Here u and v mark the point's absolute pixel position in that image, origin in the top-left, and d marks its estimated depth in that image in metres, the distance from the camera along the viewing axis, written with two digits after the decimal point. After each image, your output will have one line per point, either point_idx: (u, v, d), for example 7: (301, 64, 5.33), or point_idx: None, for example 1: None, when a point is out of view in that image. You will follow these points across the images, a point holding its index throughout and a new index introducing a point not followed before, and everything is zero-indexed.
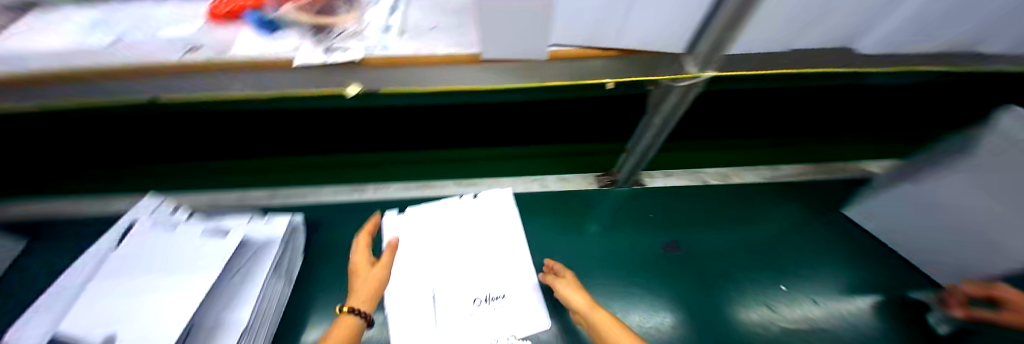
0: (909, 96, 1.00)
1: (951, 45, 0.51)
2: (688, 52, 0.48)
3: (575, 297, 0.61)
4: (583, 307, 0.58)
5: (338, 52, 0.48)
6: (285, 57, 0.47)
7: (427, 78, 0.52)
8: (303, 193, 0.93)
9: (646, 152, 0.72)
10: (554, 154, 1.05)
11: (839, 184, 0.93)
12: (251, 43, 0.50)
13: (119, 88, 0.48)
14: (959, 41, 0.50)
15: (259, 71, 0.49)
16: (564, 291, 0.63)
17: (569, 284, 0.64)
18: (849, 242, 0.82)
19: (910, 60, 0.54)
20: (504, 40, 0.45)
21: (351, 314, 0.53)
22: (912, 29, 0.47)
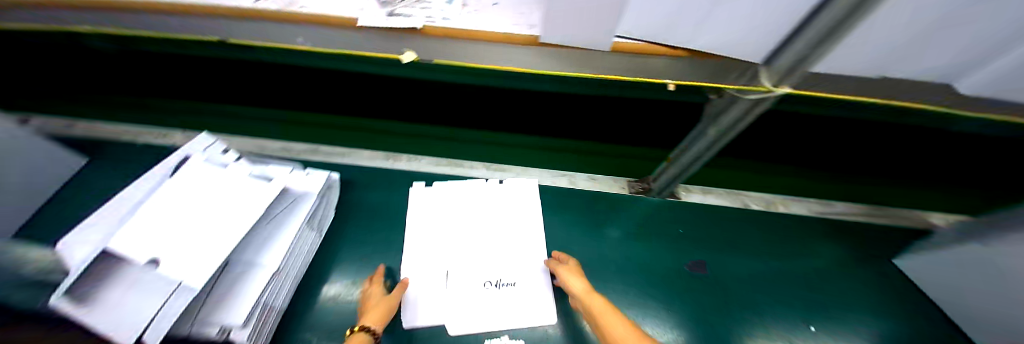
0: (998, 148, 0.89)
1: None
2: (766, 63, 0.45)
3: (574, 282, 0.60)
4: (581, 292, 0.57)
5: (400, 18, 0.48)
6: (349, 15, 0.48)
7: (482, 56, 0.52)
8: (340, 152, 0.97)
9: (690, 165, 0.68)
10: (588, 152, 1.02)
11: (895, 232, 0.86)
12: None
13: (204, 25, 0.52)
14: None
15: (324, 27, 0.51)
16: (565, 276, 0.62)
17: (571, 271, 0.63)
18: (896, 295, 0.76)
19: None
20: (569, 26, 0.43)
21: (362, 332, 0.54)
22: None
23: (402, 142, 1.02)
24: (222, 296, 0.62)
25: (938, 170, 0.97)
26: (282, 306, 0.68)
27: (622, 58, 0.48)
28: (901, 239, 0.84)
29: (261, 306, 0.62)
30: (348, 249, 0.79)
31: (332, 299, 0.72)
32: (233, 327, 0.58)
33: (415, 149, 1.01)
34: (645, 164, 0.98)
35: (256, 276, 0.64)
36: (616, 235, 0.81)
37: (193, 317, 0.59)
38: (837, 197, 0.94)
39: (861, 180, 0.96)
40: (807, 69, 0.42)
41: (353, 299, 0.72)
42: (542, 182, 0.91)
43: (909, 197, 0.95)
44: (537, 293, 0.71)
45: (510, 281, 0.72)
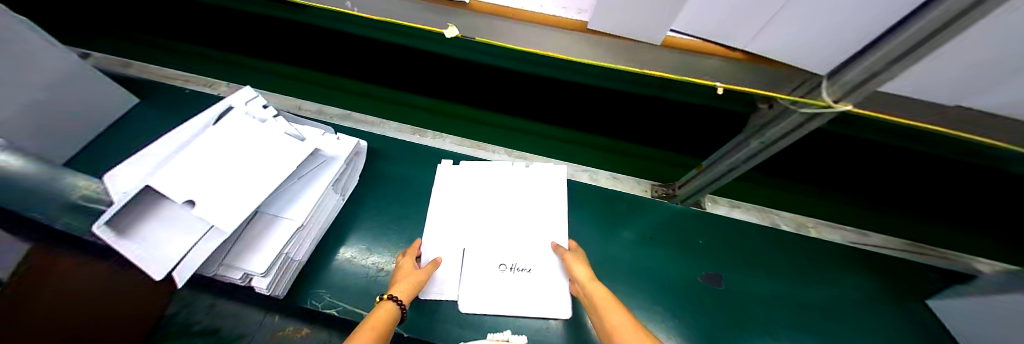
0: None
1: None
2: (829, 77, 0.42)
3: (577, 270, 0.60)
4: (583, 279, 0.58)
5: None
6: None
7: (527, 38, 0.50)
8: (371, 121, 0.99)
9: (722, 176, 0.65)
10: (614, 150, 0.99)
11: (934, 274, 0.80)
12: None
13: None
14: None
15: None
16: (571, 264, 0.62)
17: (577, 259, 0.63)
18: (923, 336, 0.72)
19: None
20: (622, 16, 0.41)
21: (389, 300, 0.54)
22: None
23: (429, 118, 1.03)
24: (249, 244, 0.65)
25: (989, 213, 0.90)
26: (301, 261, 0.71)
27: (672, 55, 0.46)
28: (942, 280, 0.79)
29: (283, 258, 0.65)
30: (368, 215, 0.81)
31: (348, 262, 0.74)
32: (256, 275, 0.62)
33: (441, 127, 1.01)
34: (672, 169, 0.96)
35: (282, 229, 0.67)
36: (633, 237, 0.80)
37: (222, 259, 0.64)
38: (876, 228, 0.88)
39: (903, 214, 0.91)
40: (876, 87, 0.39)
41: (367, 265, 0.74)
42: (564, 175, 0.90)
43: (953, 239, 0.88)
44: (552, 280, 0.69)
45: (525, 267, 0.71)
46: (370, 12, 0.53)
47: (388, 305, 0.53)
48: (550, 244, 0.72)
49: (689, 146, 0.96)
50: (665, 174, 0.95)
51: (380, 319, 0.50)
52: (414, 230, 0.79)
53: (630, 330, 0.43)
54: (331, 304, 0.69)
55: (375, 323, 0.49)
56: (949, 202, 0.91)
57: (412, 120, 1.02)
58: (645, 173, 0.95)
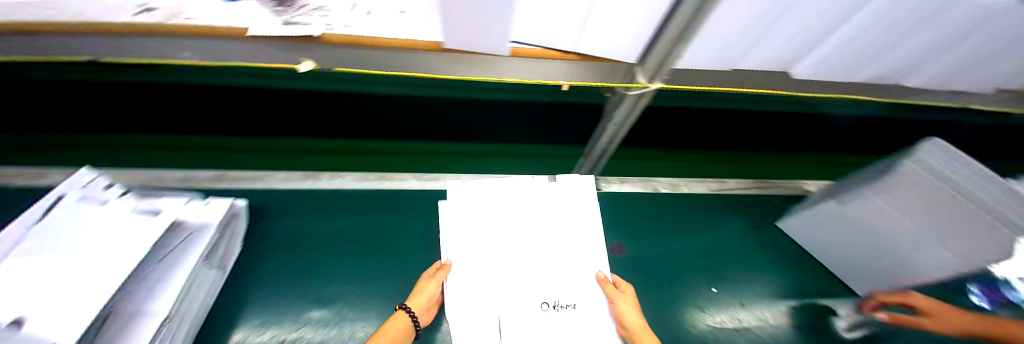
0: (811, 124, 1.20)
1: (897, 85, 0.54)
2: (639, 64, 0.52)
3: (628, 317, 0.63)
4: (636, 328, 0.61)
5: (297, 26, 0.46)
6: (240, 25, 0.45)
7: (390, 63, 0.51)
8: (254, 175, 0.87)
9: (601, 158, 0.75)
10: (519, 154, 1.13)
11: (776, 200, 1.02)
12: (208, 8, 0.46)
13: (53, 47, 0.44)
14: (899, 83, 0.54)
15: (213, 41, 0.46)
16: (621, 308, 0.64)
17: (627, 301, 0.65)
18: (778, 250, 0.91)
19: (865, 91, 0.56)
20: (465, 32, 0.45)
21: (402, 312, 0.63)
22: (860, 64, 0.48)
23: (344, 160, 1.06)
24: None
25: (795, 145, 1.21)
26: None
27: (522, 61, 0.52)
28: (783, 204, 1.01)
29: None
30: (264, 281, 0.72)
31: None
32: None
33: (354, 166, 1.05)
34: (565, 159, 1.15)
35: (146, 327, 0.54)
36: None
37: None
38: (731, 175, 1.10)
39: (747, 159, 1.15)
40: (673, 65, 0.49)
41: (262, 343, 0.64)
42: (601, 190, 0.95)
43: (781, 169, 1.15)
44: (596, 319, 0.66)
45: (570, 303, 0.67)
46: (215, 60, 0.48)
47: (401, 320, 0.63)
48: (596, 273, 0.69)
49: (576, 137, 1.18)
50: (560, 165, 1.13)
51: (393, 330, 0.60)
52: (322, 286, 0.72)
53: None
54: None
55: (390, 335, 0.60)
56: (771, 143, 1.20)
57: (324, 163, 1.04)
58: (548, 168, 1.12)
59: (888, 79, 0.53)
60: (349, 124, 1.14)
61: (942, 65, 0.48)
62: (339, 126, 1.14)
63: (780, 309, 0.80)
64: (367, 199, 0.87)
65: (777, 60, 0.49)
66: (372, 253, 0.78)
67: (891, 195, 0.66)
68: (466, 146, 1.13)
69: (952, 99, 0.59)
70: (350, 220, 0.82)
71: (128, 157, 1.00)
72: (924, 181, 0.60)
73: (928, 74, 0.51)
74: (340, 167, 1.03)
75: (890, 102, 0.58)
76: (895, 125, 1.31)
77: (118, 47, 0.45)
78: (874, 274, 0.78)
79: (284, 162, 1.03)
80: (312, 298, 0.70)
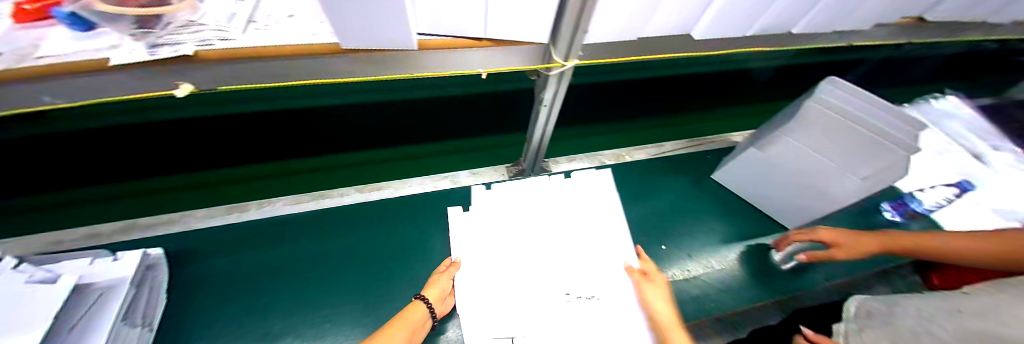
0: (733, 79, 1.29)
1: (797, 30, 0.58)
2: (551, 44, 0.51)
3: (658, 310, 0.55)
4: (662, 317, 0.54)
5: (167, 48, 0.39)
6: (98, 56, 0.38)
7: (288, 73, 0.46)
8: (171, 217, 0.78)
9: (541, 140, 0.75)
10: (467, 150, 1.11)
11: (712, 154, 1.08)
12: (55, 43, 0.39)
13: None
14: (799, 29, 0.58)
15: (68, 84, 0.38)
16: (650, 300, 0.57)
17: (657, 291, 0.59)
18: (718, 201, 0.98)
19: (772, 42, 0.59)
20: (354, 32, 0.41)
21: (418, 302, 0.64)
22: (756, 17, 0.51)
23: (286, 181, 1.01)
24: None
25: (722, 99, 1.29)
26: None
27: (434, 53, 0.48)
28: (713, 157, 1.07)
29: None
30: (207, 328, 0.67)
31: None
32: None
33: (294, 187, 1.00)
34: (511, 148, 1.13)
35: None
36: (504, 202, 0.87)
37: None
38: (669, 139, 1.15)
39: (681, 121, 1.21)
40: (582, 42, 0.49)
41: None
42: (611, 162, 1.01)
43: (712, 125, 1.23)
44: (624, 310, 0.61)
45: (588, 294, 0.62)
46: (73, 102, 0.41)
47: (419, 311, 0.62)
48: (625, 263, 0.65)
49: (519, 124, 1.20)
50: (505, 155, 1.12)
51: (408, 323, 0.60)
52: (270, 321, 0.68)
53: None
54: None
55: (405, 321, 0.60)
56: (700, 102, 1.27)
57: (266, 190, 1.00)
58: (498, 158, 1.11)
59: (789, 26, 0.56)
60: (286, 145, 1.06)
61: (829, 9, 0.52)
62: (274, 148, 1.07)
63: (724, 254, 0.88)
64: (306, 222, 0.81)
65: (677, 24, 0.51)
66: (317, 279, 0.74)
67: (802, 137, 0.72)
68: (412, 148, 1.09)
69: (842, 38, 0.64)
70: (289, 249, 0.77)
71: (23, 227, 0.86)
72: (827, 117, 0.66)
73: (821, 17, 0.54)
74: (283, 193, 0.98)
75: (794, 47, 0.62)
76: (803, 70, 1.45)
77: None
78: (801, 210, 0.86)
79: (216, 199, 0.95)
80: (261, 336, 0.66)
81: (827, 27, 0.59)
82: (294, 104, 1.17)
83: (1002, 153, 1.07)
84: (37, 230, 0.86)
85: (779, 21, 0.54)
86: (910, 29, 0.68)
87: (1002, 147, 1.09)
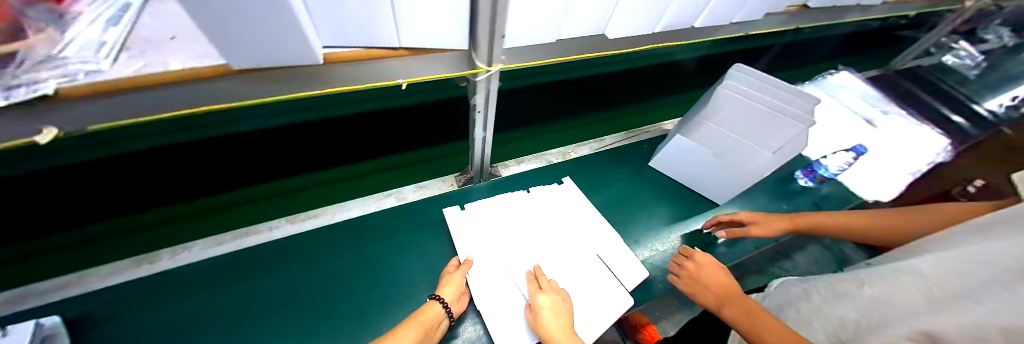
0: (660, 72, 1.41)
1: (695, 25, 0.64)
2: (473, 49, 0.51)
3: (549, 330, 0.61)
4: (556, 340, 0.59)
5: (22, 88, 0.34)
6: None
7: (176, 97, 0.41)
8: (76, 277, 0.68)
9: (482, 147, 0.75)
10: (417, 162, 1.13)
11: (648, 143, 1.16)
12: None
13: None
14: (697, 24, 0.63)
15: None
16: (541, 323, 0.62)
17: (547, 313, 0.64)
18: (658, 186, 1.04)
19: (677, 36, 0.65)
20: (252, 49, 0.39)
21: (435, 300, 0.66)
22: (655, 15, 0.56)
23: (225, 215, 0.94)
24: None
25: (653, 91, 1.41)
26: None
27: (347, 67, 0.47)
28: (650, 145, 1.15)
29: None
30: None
31: None
32: None
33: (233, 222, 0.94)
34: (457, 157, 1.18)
35: None
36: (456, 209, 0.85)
37: None
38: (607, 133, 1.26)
39: (616, 115, 1.32)
40: (502, 46, 0.50)
41: None
42: (584, 153, 1.09)
43: (648, 116, 1.34)
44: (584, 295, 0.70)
45: None
46: None
47: (433, 311, 0.63)
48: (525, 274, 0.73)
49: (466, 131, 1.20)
50: (455, 164, 1.16)
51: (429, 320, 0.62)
52: None
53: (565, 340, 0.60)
54: None
55: (422, 319, 0.61)
56: (634, 94, 1.37)
57: (184, 235, 0.89)
58: (444, 170, 1.14)
59: (686, 22, 0.61)
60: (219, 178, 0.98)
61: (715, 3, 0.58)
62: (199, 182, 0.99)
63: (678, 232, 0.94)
64: (243, 259, 0.75)
65: (589, 26, 0.54)
66: (264, 320, 0.67)
67: (724, 118, 0.80)
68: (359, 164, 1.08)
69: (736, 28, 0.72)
70: (227, 294, 0.70)
71: None
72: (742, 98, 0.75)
73: (710, 11, 0.60)
74: (220, 230, 0.90)
75: (696, 40, 0.68)
76: (721, 58, 1.62)
77: None
78: (728, 188, 0.93)
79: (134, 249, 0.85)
80: None
81: (725, 19, 0.65)
82: (217, 130, 1.06)
83: (888, 116, 1.25)
84: None
85: (681, 16, 0.59)
86: (795, 16, 0.77)
87: (888, 111, 1.28)
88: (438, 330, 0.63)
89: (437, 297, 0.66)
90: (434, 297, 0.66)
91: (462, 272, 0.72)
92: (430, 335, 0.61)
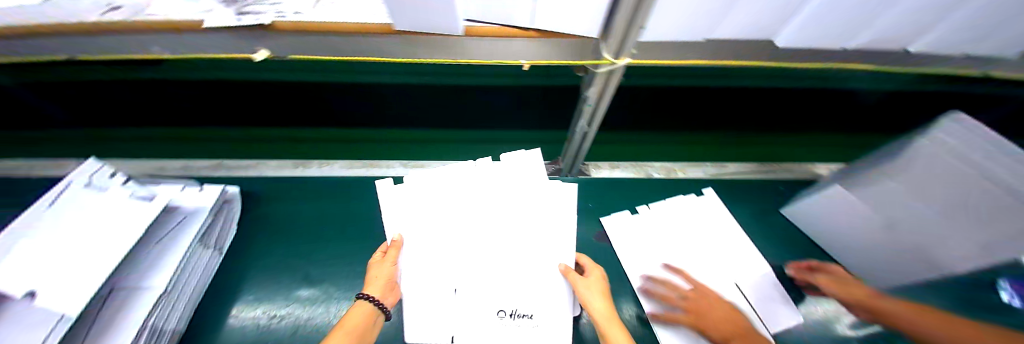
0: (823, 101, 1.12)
1: (886, 48, 0.48)
2: (603, 38, 0.47)
3: (593, 306, 0.59)
4: (598, 316, 0.58)
5: (249, 16, 0.45)
6: (194, 18, 0.45)
7: (351, 46, 0.50)
8: (242, 165, 0.89)
9: (583, 142, 0.72)
10: (518, 141, 1.17)
11: (783, 184, 0.95)
12: (167, 3, 0.47)
13: (51, 45, 0.48)
14: (890, 48, 0.47)
15: (170, 34, 0.47)
16: (587, 297, 0.60)
17: (593, 288, 0.62)
18: (784, 234, 0.87)
19: (855, 59, 0.50)
20: (405, 12, 0.43)
21: (363, 300, 0.58)
22: (834, 29, 0.43)
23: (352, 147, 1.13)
24: (109, 324, 0.57)
25: (804, 122, 1.14)
26: (178, 330, 0.62)
27: (480, 41, 0.50)
28: (787, 188, 0.94)
29: (149, 330, 0.56)
30: (254, 265, 0.73)
31: (232, 320, 0.66)
32: None
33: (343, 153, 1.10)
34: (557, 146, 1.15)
35: (146, 299, 0.59)
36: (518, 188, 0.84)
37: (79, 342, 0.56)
38: (728, 160, 1.04)
39: (746, 141, 1.09)
40: (636, 40, 0.45)
41: (250, 319, 0.66)
42: (697, 175, 0.95)
43: (791, 152, 1.07)
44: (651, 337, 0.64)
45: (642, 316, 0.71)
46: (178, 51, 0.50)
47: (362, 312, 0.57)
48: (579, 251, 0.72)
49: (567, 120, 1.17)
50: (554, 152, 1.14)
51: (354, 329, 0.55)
52: (306, 265, 0.72)
53: (611, 323, 0.57)
54: None
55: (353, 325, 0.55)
56: (774, 123, 1.13)
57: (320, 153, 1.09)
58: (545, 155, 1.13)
59: (872, 43, 0.46)
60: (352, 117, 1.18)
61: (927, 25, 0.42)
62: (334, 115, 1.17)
63: (809, 308, 0.74)
64: (357, 184, 0.87)
65: (740, 30, 0.44)
66: (341, 238, 0.76)
67: (913, 182, 0.59)
68: (463, 132, 1.17)
69: (962, 62, 0.51)
70: (322, 205, 0.81)
71: (151, 150, 1.09)
72: (953, 166, 0.53)
73: (917, 34, 0.44)
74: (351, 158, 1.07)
75: (881, 69, 0.51)
76: (923, 99, 1.19)
77: (81, 44, 0.48)
78: (898, 274, 0.69)
79: (274, 152, 1.09)
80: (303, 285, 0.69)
81: (954, 50, 0.48)
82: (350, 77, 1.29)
83: None
84: (157, 154, 1.09)
85: (874, 36, 0.45)
86: None
87: None
88: (372, 330, 0.57)
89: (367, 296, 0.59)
90: (360, 297, 0.59)
91: (390, 261, 0.64)
92: (366, 336, 0.56)
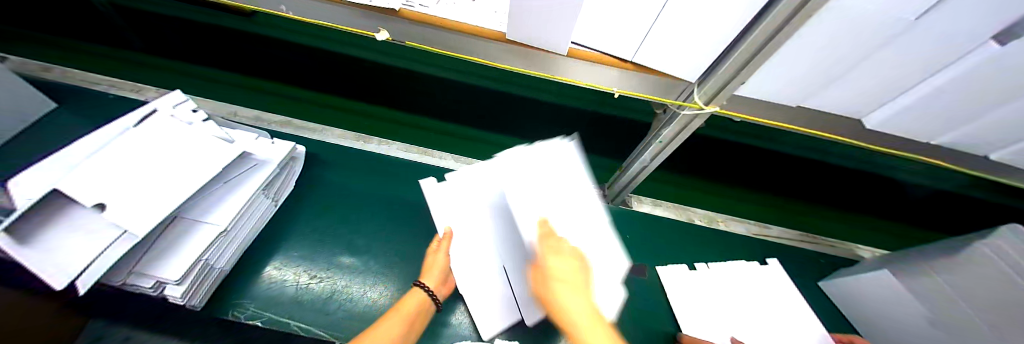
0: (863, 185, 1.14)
1: (966, 148, 0.49)
2: (698, 83, 0.51)
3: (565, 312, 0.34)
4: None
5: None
6: None
7: (460, 43, 0.54)
8: (313, 127, 0.97)
9: (639, 173, 0.75)
10: None
11: (820, 258, 0.94)
12: None
13: None
14: (970, 148, 0.48)
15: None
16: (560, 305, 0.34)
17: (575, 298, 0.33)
18: (817, 305, 0.86)
19: (931, 151, 0.51)
20: (523, 26, 0.47)
21: (418, 288, 0.62)
22: (927, 118, 0.44)
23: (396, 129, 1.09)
24: (168, 247, 0.61)
25: (846, 199, 1.14)
26: (225, 268, 0.66)
27: (579, 63, 0.53)
28: (827, 263, 0.93)
29: (200, 265, 0.60)
30: (305, 224, 0.77)
31: (274, 273, 0.70)
32: (167, 282, 0.56)
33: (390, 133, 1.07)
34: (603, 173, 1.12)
35: (202, 234, 0.62)
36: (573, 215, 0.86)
37: (132, 268, 0.57)
38: (771, 223, 1.04)
39: (793, 209, 1.09)
40: (731, 92, 0.48)
41: (292, 276, 0.70)
42: (741, 231, 0.96)
43: (829, 227, 1.07)
44: None
45: None
46: (300, 14, 0.54)
47: (415, 299, 0.60)
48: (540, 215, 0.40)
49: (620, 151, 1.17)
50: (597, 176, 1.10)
51: (410, 313, 0.58)
52: (353, 236, 0.77)
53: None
54: (254, 315, 0.64)
55: (406, 311, 0.58)
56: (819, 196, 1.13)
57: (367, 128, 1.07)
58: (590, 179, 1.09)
59: (951, 139, 0.47)
60: (403, 100, 1.16)
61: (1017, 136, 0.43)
62: (387, 96, 1.15)
63: None
64: (414, 168, 0.91)
65: (830, 102, 0.47)
66: (401, 217, 0.81)
67: (966, 284, 0.58)
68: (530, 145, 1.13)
69: None
70: (377, 184, 0.86)
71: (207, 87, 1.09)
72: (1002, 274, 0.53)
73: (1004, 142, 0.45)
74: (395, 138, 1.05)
75: (956, 167, 0.52)
76: (970, 204, 1.18)
77: None
78: None
79: (318, 115, 1.07)
80: (349, 252, 0.74)
81: None
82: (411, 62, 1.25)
83: None
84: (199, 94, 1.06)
85: (958, 133, 0.46)
86: None
87: None
88: (424, 316, 0.61)
89: (421, 284, 0.63)
90: (417, 284, 0.63)
91: (443, 252, 0.68)
92: (417, 322, 0.59)
